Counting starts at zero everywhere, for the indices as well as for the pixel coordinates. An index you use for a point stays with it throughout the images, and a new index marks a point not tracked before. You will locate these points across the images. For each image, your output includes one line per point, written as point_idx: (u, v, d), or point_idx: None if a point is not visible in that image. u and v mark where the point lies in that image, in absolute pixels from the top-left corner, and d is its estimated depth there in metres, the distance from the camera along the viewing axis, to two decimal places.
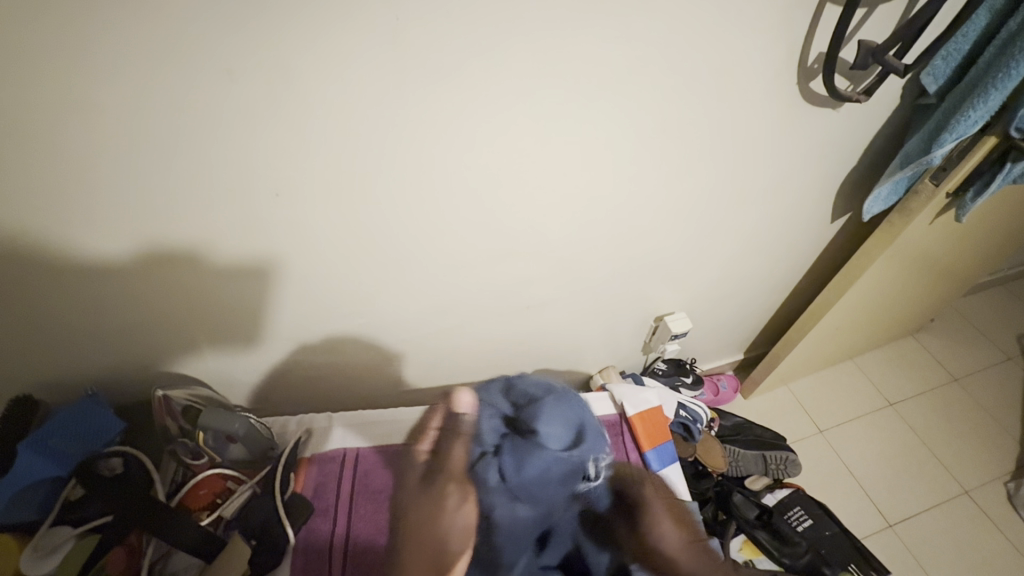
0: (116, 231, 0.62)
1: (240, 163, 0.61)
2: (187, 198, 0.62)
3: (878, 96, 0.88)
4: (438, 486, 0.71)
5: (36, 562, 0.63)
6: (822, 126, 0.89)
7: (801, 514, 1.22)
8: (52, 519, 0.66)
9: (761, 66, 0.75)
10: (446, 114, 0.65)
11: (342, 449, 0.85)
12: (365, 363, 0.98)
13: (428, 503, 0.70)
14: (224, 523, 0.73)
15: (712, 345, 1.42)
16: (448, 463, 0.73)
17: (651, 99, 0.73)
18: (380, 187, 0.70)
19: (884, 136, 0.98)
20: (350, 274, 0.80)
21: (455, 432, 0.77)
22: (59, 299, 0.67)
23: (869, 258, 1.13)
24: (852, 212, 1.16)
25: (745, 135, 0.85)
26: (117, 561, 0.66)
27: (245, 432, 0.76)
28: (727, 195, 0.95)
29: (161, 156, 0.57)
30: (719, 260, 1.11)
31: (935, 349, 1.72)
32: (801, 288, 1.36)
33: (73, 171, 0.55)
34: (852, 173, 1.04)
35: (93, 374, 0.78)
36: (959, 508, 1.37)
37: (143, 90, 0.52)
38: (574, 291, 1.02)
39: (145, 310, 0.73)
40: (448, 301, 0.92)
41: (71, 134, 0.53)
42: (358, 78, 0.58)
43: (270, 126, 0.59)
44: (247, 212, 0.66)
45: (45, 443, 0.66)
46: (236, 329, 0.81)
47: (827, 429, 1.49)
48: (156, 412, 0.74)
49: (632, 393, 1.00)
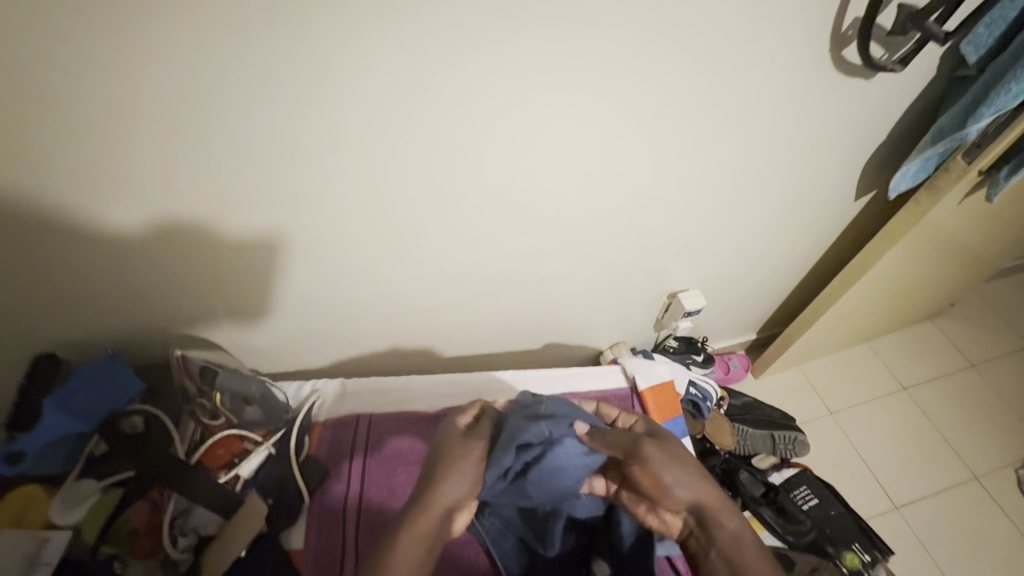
0: (133, 195, 0.62)
1: (255, 126, 0.60)
2: (202, 162, 0.62)
3: (914, 67, 0.85)
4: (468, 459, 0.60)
5: (64, 512, 0.66)
6: (852, 98, 0.86)
7: (807, 492, 1.22)
8: (78, 472, 0.69)
9: (792, 32, 0.72)
10: (464, 78, 0.63)
11: (354, 414, 0.86)
12: (377, 332, 0.98)
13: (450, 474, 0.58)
14: (242, 482, 0.74)
15: (725, 324, 1.41)
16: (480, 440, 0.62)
17: (675, 66, 0.70)
18: (395, 154, 0.69)
19: (916, 111, 0.94)
20: (363, 242, 0.80)
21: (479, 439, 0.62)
22: (79, 262, 0.68)
23: (892, 238, 1.10)
24: (877, 191, 1.13)
25: (771, 107, 0.82)
26: (140, 515, 0.68)
27: (259, 394, 0.78)
28: (748, 169, 0.92)
29: (175, 118, 0.57)
30: (737, 237, 1.09)
31: (953, 334, 1.69)
32: (819, 269, 1.33)
33: (89, 130, 0.55)
34: (881, 149, 1.00)
35: (113, 335, 0.80)
36: (968, 493, 1.36)
37: (158, 48, 0.51)
38: (588, 265, 1.01)
39: (161, 274, 0.73)
40: (461, 272, 0.92)
41: (87, 93, 0.52)
42: (375, 40, 0.57)
43: (286, 88, 0.58)
44: (260, 176, 0.65)
45: (68, 400, 0.68)
46: (250, 295, 0.81)
47: (837, 411, 1.49)
48: (175, 371, 0.76)
49: (644, 367, 1.00)
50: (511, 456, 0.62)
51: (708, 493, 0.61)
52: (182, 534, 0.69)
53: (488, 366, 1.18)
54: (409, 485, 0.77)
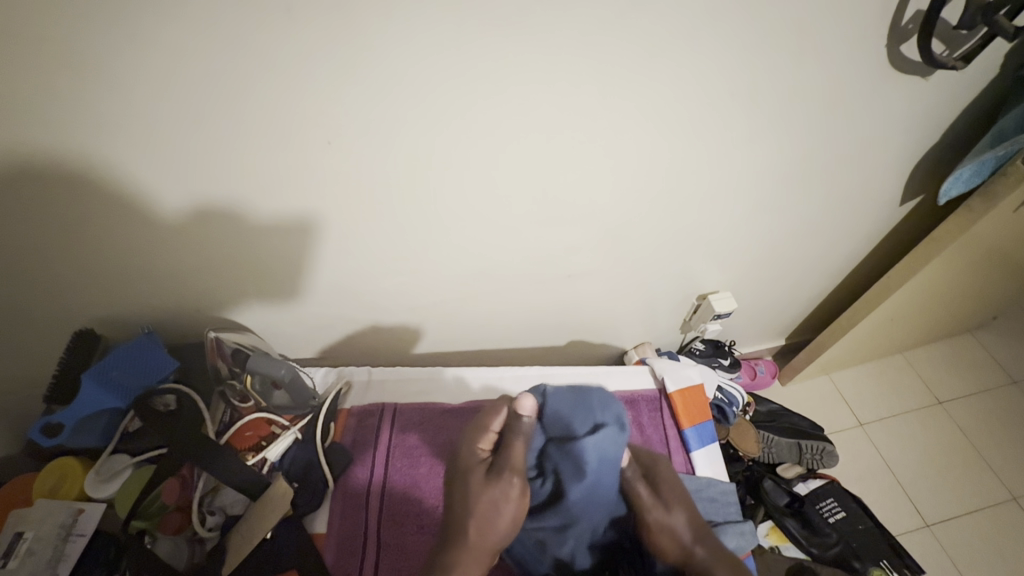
0: (174, 175, 0.63)
1: (295, 109, 0.60)
2: (241, 143, 0.62)
3: (977, 64, 0.80)
4: (508, 480, 0.64)
5: (98, 485, 0.68)
6: (906, 96, 0.82)
7: (833, 505, 1.18)
8: (113, 446, 0.70)
9: (849, 24, 0.69)
10: (509, 69, 0.62)
11: (380, 403, 0.86)
12: (403, 322, 0.98)
13: (493, 498, 0.62)
14: (268, 466, 0.75)
15: (754, 328, 1.37)
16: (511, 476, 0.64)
17: (723, 56, 0.68)
18: (432, 143, 0.68)
19: (974, 112, 0.90)
20: (394, 230, 0.79)
21: (513, 433, 0.69)
22: (120, 240, 0.69)
23: (938, 245, 1.06)
24: (925, 195, 1.08)
25: (819, 103, 0.79)
26: (171, 491, 0.69)
27: (289, 378, 0.77)
28: (790, 169, 0.89)
29: (219, 98, 0.57)
30: (772, 239, 1.05)
31: (994, 349, 1.62)
32: (856, 275, 1.29)
33: (136, 108, 0.56)
34: (932, 151, 0.96)
35: (148, 313, 0.81)
36: (1005, 514, 1.31)
37: (207, 27, 0.51)
38: (617, 263, 0.99)
39: (196, 255, 0.74)
40: (490, 264, 0.91)
41: (136, 71, 0.53)
42: (418, 25, 0.56)
43: (328, 71, 0.58)
44: (297, 160, 0.65)
45: (105, 375, 0.70)
46: (280, 280, 0.82)
47: (868, 423, 1.44)
48: (209, 352, 0.77)
49: (674, 369, 0.98)
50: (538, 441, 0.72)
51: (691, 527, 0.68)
52: (210, 513, 0.70)
53: (510, 361, 1.18)
54: (431, 478, 0.77)
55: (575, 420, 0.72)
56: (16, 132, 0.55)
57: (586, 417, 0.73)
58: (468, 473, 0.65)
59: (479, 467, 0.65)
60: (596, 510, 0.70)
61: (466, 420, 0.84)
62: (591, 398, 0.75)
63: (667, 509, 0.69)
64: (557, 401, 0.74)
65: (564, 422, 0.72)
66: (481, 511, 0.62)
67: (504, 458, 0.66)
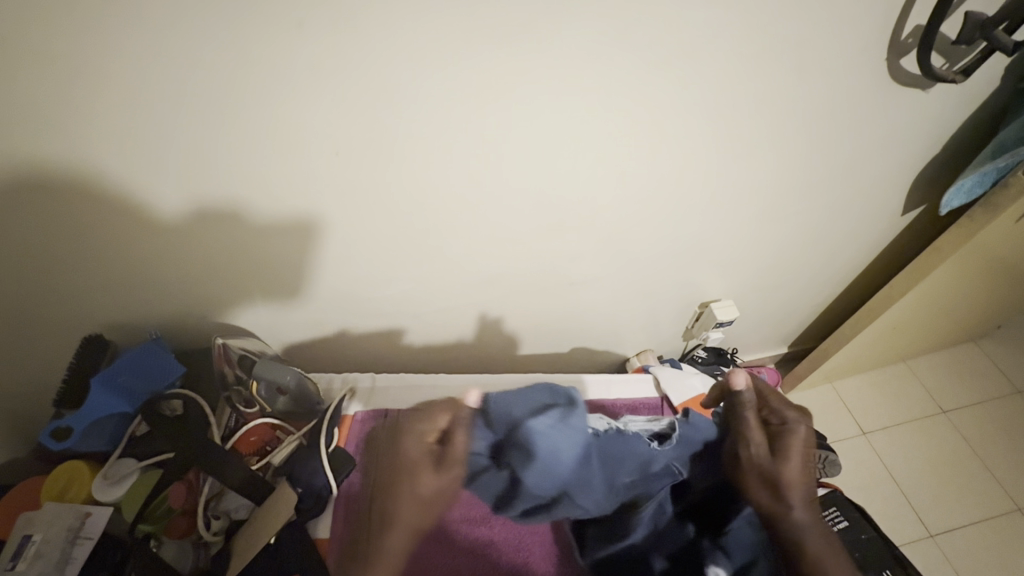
0: (186, 184, 0.65)
1: (302, 120, 0.62)
2: (251, 153, 0.63)
3: (977, 77, 0.81)
4: (426, 476, 0.72)
5: (106, 489, 0.68)
6: (906, 107, 0.83)
7: (836, 513, 1.18)
8: (120, 450, 0.71)
9: (848, 38, 0.70)
10: (512, 83, 0.63)
11: (383, 410, 0.87)
12: (407, 328, 0.99)
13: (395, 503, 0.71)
14: (272, 470, 0.75)
15: (756, 336, 1.38)
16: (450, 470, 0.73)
17: (725, 68, 0.69)
18: (438, 153, 0.70)
19: (974, 123, 0.90)
20: (398, 238, 0.81)
21: (455, 424, 0.77)
22: (130, 246, 0.71)
23: (940, 255, 1.06)
24: (927, 205, 1.08)
25: (819, 115, 0.80)
26: (177, 495, 0.70)
27: (294, 385, 0.79)
28: (790, 179, 0.90)
29: (231, 110, 0.59)
30: (773, 248, 1.06)
31: (997, 358, 1.61)
32: (858, 283, 1.29)
33: (151, 117, 0.57)
34: (933, 162, 0.96)
35: (156, 319, 0.82)
36: (1008, 524, 1.30)
37: (218, 42, 0.53)
38: (618, 271, 0.99)
39: (205, 261, 0.75)
40: (493, 272, 0.92)
41: (150, 83, 0.55)
42: (423, 40, 0.57)
43: (336, 83, 0.59)
44: (304, 168, 0.67)
45: (113, 380, 0.71)
46: (286, 286, 0.83)
47: (871, 431, 1.43)
48: (215, 360, 0.78)
49: (678, 379, 0.99)
50: (484, 434, 0.76)
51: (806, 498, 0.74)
52: (215, 517, 0.71)
53: (513, 368, 1.18)
54: None
55: (521, 410, 0.77)
56: (36, 140, 0.56)
57: (528, 407, 0.77)
58: (415, 470, 0.73)
59: (425, 459, 0.74)
60: (584, 487, 0.73)
61: None
62: (544, 393, 0.80)
63: (791, 463, 0.74)
64: (502, 398, 0.78)
65: (526, 412, 0.76)
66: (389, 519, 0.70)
67: (446, 451, 0.74)
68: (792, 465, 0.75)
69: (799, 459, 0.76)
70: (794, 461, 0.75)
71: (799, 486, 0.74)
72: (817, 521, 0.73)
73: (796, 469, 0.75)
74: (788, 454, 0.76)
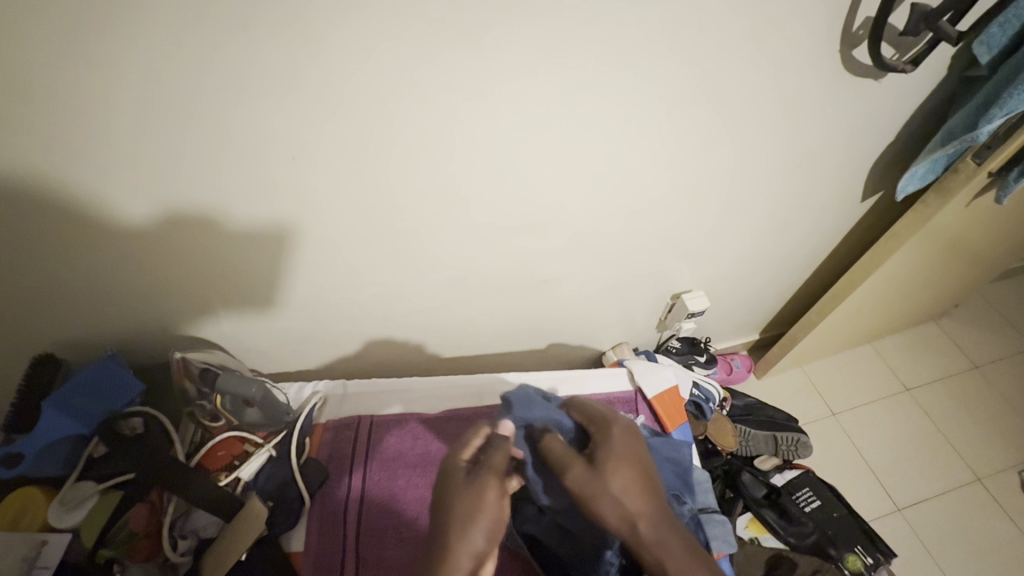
0: (134, 193, 0.62)
1: (254, 124, 0.60)
2: (199, 158, 0.61)
3: (924, 67, 0.84)
4: (488, 484, 0.52)
5: (63, 515, 0.65)
6: (862, 97, 0.85)
7: (809, 494, 1.21)
8: (78, 473, 0.68)
9: (803, 30, 0.71)
10: (472, 83, 0.63)
11: (355, 416, 0.85)
12: (379, 332, 0.97)
13: (473, 503, 0.51)
14: (242, 485, 0.74)
15: (729, 325, 1.40)
16: (495, 478, 0.53)
17: (684, 61, 0.69)
18: (399, 156, 0.68)
19: (927, 110, 0.93)
20: (362, 243, 0.79)
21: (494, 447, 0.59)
22: (74, 260, 0.67)
23: (898, 241, 1.10)
24: (884, 191, 1.12)
25: (779, 105, 0.81)
26: (139, 517, 0.67)
27: (261, 396, 0.77)
28: (754, 169, 0.91)
29: (177, 113, 0.56)
30: (741, 238, 1.08)
31: (957, 336, 1.68)
32: (823, 270, 1.33)
33: (91, 123, 0.54)
34: (888, 150, 0.99)
35: (113, 334, 0.79)
36: (970, 495, 1.36)
37: (158, 43, 0.51)
38: (591, 266, 1.00)
39: (157, 271, 0.72)
40: (463, 272, 0.90)
41: (84, 86, 0.52)
42: (379, 42, 0.56)
43: (290, 89, 0.58)
44: (259, 174, 0.65)
45: (67, 401, 0.68)
46: (250, 293, 0.81)
47: (840, 412, 1.48)
48: (175, 374, 0.76)
49: (651, 371, 1.00)
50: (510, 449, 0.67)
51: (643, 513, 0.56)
52: (182, 537, 0.69)
53: (490, 366, 1.18)
54: (411, 488, 0.77)
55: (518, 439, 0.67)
56: None
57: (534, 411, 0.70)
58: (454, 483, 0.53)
59: (459, 471, 0.55)
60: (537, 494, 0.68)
61: (444, 428, 0.85)
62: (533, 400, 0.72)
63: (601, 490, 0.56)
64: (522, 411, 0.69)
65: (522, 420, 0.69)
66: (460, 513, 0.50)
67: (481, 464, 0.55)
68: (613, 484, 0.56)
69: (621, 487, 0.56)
70: (624, 465, 0.57)
71: (636, 498, 0.56)
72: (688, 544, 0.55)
73: (611, 506, 0.56)
74: (608, 470, 0.57)
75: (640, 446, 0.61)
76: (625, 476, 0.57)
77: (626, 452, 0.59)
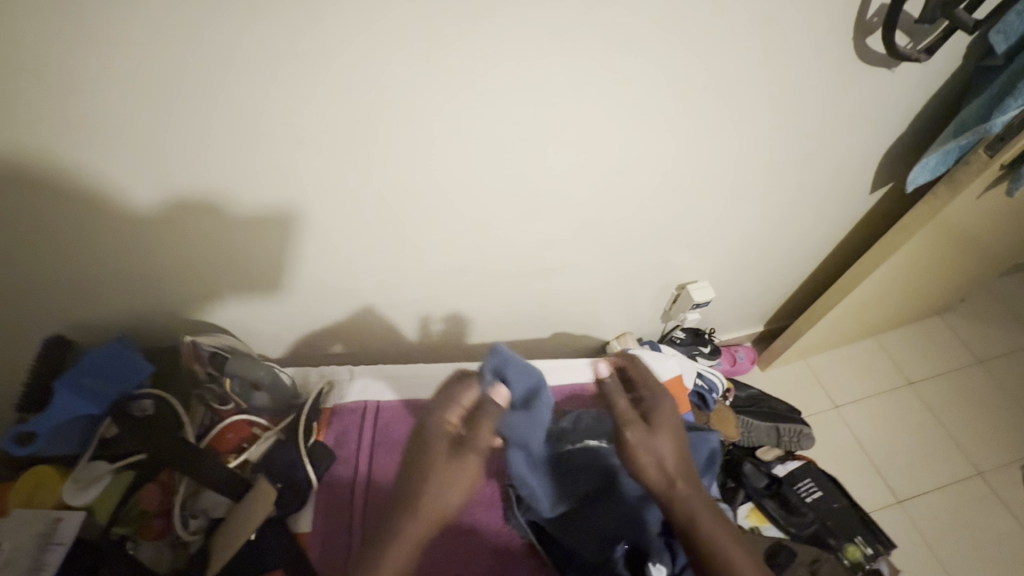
0: (141, 174, 0.62)
1: (264, 105, 0.59)
2: (206, 140, 0.61)
3: (939, 55, 0.82)
4: (470, 459, 0.59)
5: (76, 493, 0.66)
6: (874, 86, 0.84)
7: (810, 485, 1.22)
8: (89, 453, 0.68)
9: (816, 17, 0.70)
10: (481, 68, 0.62)
11: (361, 401, 0.87)
12: (385, 319, 0.98)
13: (453, 476, 0.58)
14: (251, 467, 0.74)
15: (733, 316, 1.40)
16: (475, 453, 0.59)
17: (693, 48, 0.68)
18: (408, 143, 0.68)
19: (939, 99, 0.92)
20: (367, 230, 0.79)
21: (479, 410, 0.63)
22: (82, 242, 0.67)
23: (907, 233, 1.09)
24: (894, 182, 1.11)
25: (789, 94, 0.80)
26: (151, 497, 0.68)
27: (269, 379, 0.78)
28: (762, 158, 0.91)
29: (184, 93, 0.56)
30: (747, 229, 1.07)
31: (962, 331, 1.67)
32: (830, 262, 1.32)
33: (102, 107, 0.55)
34: (899, 140, 0.98)
35: (123, 316, 0.80)
36: (970, 488, 1.36)
37: (167, 22, 0.50)
38: (596, 256, 1.00)
39: (164, 255, 0.73)
40: (468, 260, 0.91)
41: (94, 67, 0.52)
42: (387, 23, 0.56)
43: (301, 73, 0.57)
44: (264, 156, 0.64)
45: (77, 382, 0.69)
46: (258, 280, 0.81)
47: (843, 404, 1.48)
48: (185, 356, 0.76)
49: (655, 360, 1.00)
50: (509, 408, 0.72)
51: (689, 478, 0.62)
52: (192, 516, 0.69)
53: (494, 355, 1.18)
54: None
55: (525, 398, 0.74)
56: None
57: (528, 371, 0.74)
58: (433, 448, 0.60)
59: (442, 442, 0.60)
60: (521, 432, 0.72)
61: None
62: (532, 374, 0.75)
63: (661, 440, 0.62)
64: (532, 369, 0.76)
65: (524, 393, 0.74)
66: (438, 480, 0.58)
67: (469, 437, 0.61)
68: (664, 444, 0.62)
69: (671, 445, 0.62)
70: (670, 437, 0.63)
71: (676, 462, 0.62)
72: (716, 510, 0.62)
73: (651, 463, 0.61)
74: (660, 428, 0.63)
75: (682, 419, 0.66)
76: (672, 438, 0.63)
77: (670, 422, 0.65)
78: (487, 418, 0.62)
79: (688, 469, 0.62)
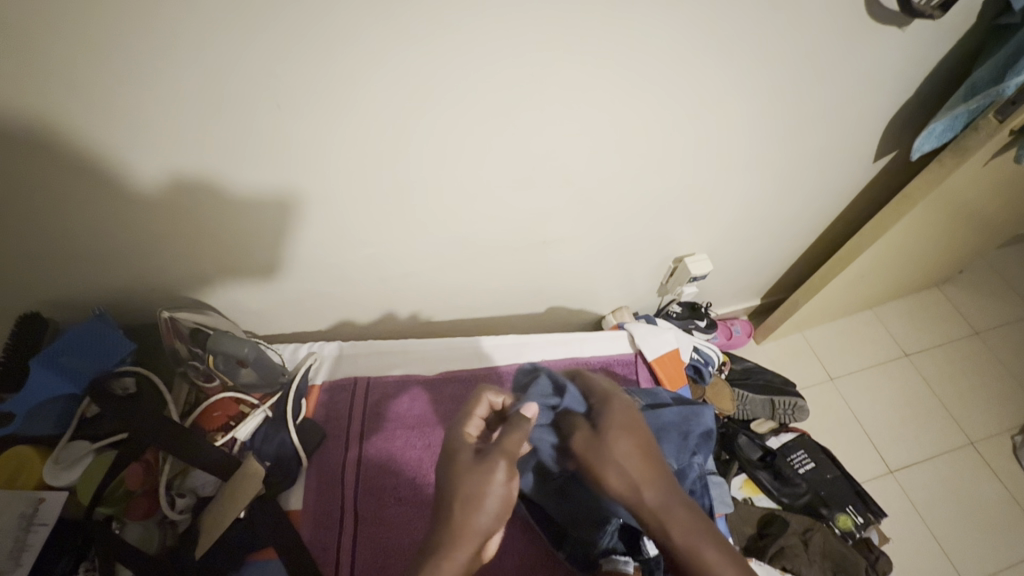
0: (103, 146, 0.57)
1: (235, 66, 0.54)
2: (173, 106, 0.56)
3: (953, 13, 0.78)
4: (496, 464, 0.50)
5: (58, 473, 0.65)
6: (883, 47, 0.80)
7: (803, 457, 1.22)
8: (70, 433, 0.68)
9: None
10: (469, 26, 0.57)
11: (352, 377, 0.85)
12: (376, 294, 0.95)
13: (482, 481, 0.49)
14: (239, 445, 0.74)
15: (731, 289, 1.39)
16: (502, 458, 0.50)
17: (699, 5, 0.63)
18: (395, 110, 0.64)
19: (950, 61, 0.88)
20: (353, 203, 0.75)
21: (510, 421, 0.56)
22: (48, 218, 0.64)
23: (910, 203, 1.06)
24: (899, 150, 1.08)
25: (797, 56, 0.76)
26: (135, 476, 0.66)
27: (254, 356, 0.75)
28: (765, 126, 0.87)
29: (144, 53, 0.51)
30: (747, 200, 1.05)
31: (959, 302, 1.67)
32: (830, 234, 1.30)
33: (53, 70, 0.50)
34: (907, 105, 0.95)
35: (102, 294, 0.77)
36: (962, 458, 1.37)
37: None
38: (593, 228, 0.97)
39: (137, 232, 0.69)
40: (460, 233, 0.87)
41: (40, 27, 0.47)
42: None
43: (273, 31, 0.52)
44: (238, 123, 0.59)
45: (55, 360, 0.66)
46: (240, 257, 0.77)
47: (838, 376, 1.48)
48: (164, 334, 0.74)
49: (652, 334, 0.98)
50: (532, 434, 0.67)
51: (661, 483, 0.54)
52: (179, 495, 0.68)
53: (488, 329, 1.17)
54: (409, 449, 0.77)
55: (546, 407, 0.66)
56: None
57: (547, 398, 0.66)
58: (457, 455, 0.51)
59: (466, 450, 0.52)
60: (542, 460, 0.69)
61: (441, 390, 0.84)
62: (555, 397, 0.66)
63: (617, 451, 0.57)
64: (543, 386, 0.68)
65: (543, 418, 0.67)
66: (465, 493, 0.48)
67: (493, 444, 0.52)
68: (620, 454, 0.56)
69: (627, 450, 0.56)
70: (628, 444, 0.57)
71: (638, 468, 0.55)
72: (700, 515, 0.53)
73: (617, 472, 0.56)
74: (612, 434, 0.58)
75: (639, 415, 0.61)
76: (631, 445, 0.57)
77: (627, 428, 0.58)
78: (512, 427, 0.54)
79: (657, 473, 0.55)
